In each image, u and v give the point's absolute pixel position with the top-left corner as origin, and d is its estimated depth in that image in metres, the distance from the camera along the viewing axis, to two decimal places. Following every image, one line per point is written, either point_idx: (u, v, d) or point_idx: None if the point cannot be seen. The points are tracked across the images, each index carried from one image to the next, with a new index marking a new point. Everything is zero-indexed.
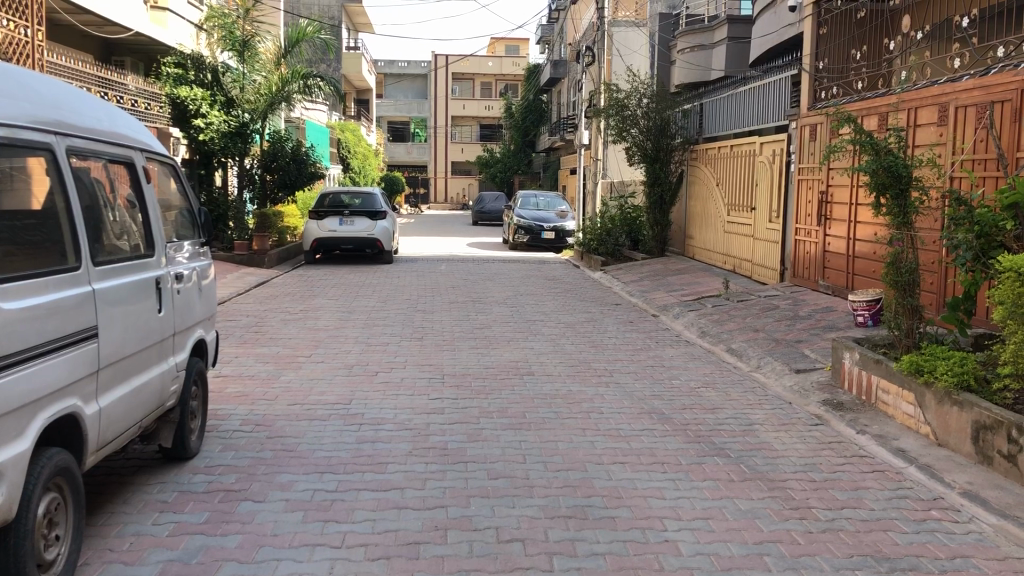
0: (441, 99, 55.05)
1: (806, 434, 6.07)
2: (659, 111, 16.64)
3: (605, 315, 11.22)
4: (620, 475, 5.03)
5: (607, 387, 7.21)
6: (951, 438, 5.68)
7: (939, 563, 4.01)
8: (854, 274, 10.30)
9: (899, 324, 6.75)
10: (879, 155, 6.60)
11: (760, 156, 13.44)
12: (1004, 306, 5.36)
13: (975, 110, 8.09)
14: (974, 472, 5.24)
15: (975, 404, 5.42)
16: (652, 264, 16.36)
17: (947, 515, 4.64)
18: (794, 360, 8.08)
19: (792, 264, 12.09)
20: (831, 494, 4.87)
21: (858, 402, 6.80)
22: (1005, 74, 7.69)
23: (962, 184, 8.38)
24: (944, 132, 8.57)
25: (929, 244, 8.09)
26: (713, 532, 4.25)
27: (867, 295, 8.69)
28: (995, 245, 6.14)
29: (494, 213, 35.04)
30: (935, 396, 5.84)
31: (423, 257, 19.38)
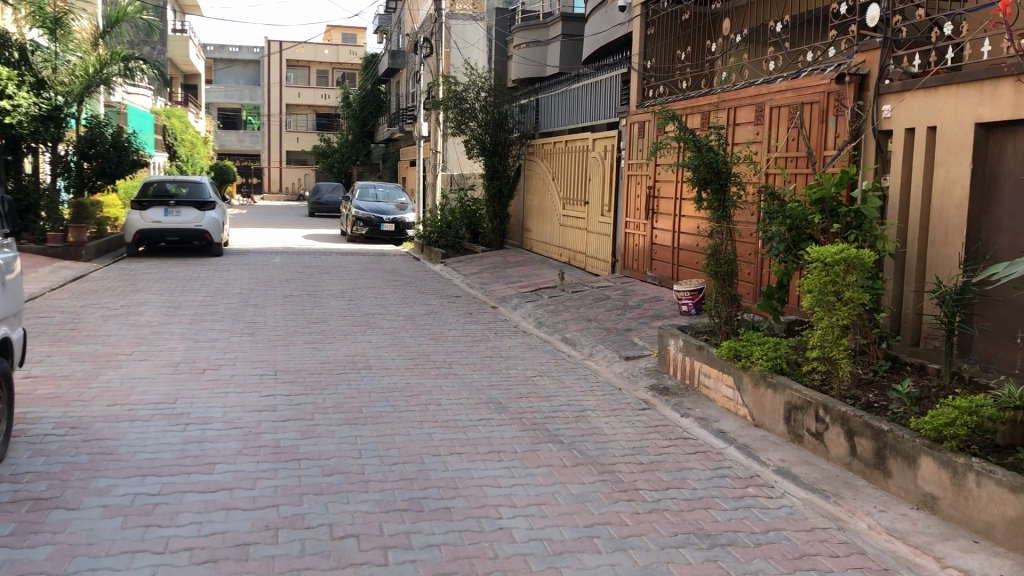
0: (275, 87, 53.46)
1: (634, 419, 6.30)
2: (496, 105, 16.83)
3: (443, 307, 11.23)
4: (455, 465, 5.05)
5: (444, 379, 7.22)
6: (766, 419, 6.04)
7: (754, 537, 4.26)
8: (679, 265, 10.77)
9: (719, 312, 7.11)
10: (701, 152, 6.93)
11: (592, 151, 13.84)
12: (812, 294, 5.75)
13: (788, 111, 8.62)
14: (787, 450, 5.60)
15: (787, 386, 5.79)
16: (491, 256, 16.54)
17: (763, 491, 4.93)
18: (624, 348, 8.38)
19: (622, 256, 12.53)
20: (657, 475, 5.08)
21: (682, 386, 7.14)
22: (813, 78, 8.20)
23: (776, 180, 8.92)
24: (760, 131, 9.08)
25: (747, 237, 8.57)
26: (546, 517, 4.34)
27: (690, 284, 9.10)
28: (805, 238, 6.57)
29: (331, 204, 34.44)
30: (751, 379, 6.18)
31: (256, 249, 18.79)
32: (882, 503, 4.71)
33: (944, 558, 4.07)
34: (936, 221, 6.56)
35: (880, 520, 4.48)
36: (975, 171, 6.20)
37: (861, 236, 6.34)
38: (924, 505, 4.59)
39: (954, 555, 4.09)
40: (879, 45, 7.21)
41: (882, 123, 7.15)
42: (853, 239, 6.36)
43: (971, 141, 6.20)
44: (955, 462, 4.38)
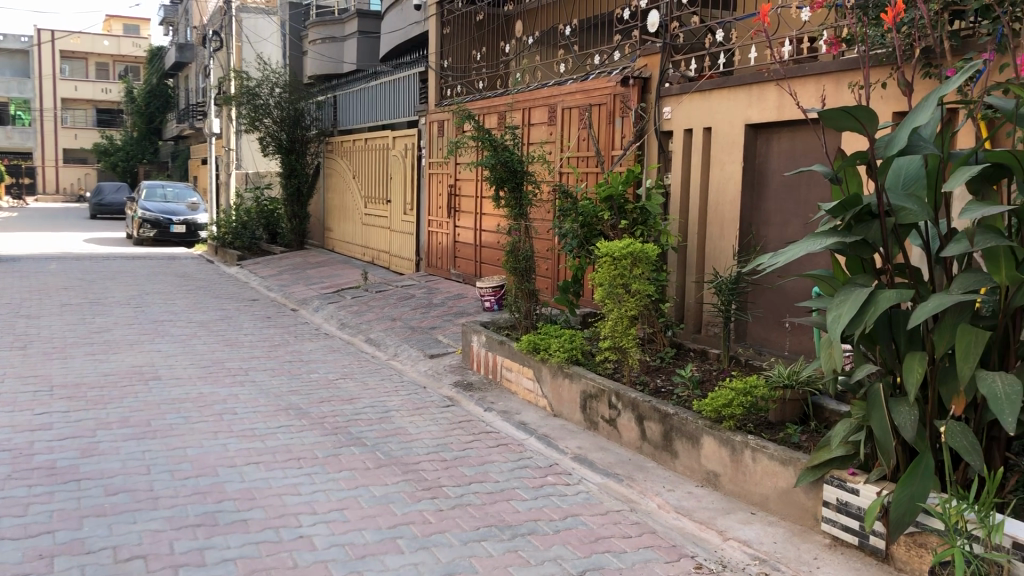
0: (48, 79, 49.51)
1: (438, 417, 6.33)
2: (291, 102, 16.42)
3: (241, 311, 10.82)
4: (253, 475, 4.88)
5: (241, 386, 6.95)
6: (564, 408, 6.24)
7: (553, 524, 4.39)
8: (481, 262, 10.92)
9: (518, 307, 7.28)
10: (497, 151, 7.06)
11: (392, 150, 13.78)
12: (603, 287, 6.00)
13: (577, 112, 8.93)
14: (584, 437, 5.83)
15: (582, 375, 6.02)
16: (291, 257, 16.13)
17: (561, 479, 5.09)
18: (428, 346, 8.41)
19: (426, 254, 12.57)
20: (460, 471, 5.13)
21: (485, 381, 7.25)
22: (600, 80, 8.55)
23: (569, 178, 9.22)
24: (553, 131, 9.38)
25: (544, 233, 8.82)
26: (347, 521, 4.28)
27: (492, 281, 9.25)
28: (596, 234, 6.86)
29: (115, 205, 32.32)
30: (550, 371, 6.37)
31: (29, 255, 17.33)
32: (670, 482, 4.99)
33: (725, 530, 4.36)
34: (713, 216, 7.02)
35: (669, 499, 4.75)
36: (746, 169, 6.68)
37: (647, 230, 6.71)
38: (707, 481, 4.92)
39: (734, 527, 4.39)
40: (658, 49, 7.61)
41: (664, 124, 7.58)
42: (639, 234, 6.73)
43: (741, 141, 6.68)
44: (733, 440, 4.72)
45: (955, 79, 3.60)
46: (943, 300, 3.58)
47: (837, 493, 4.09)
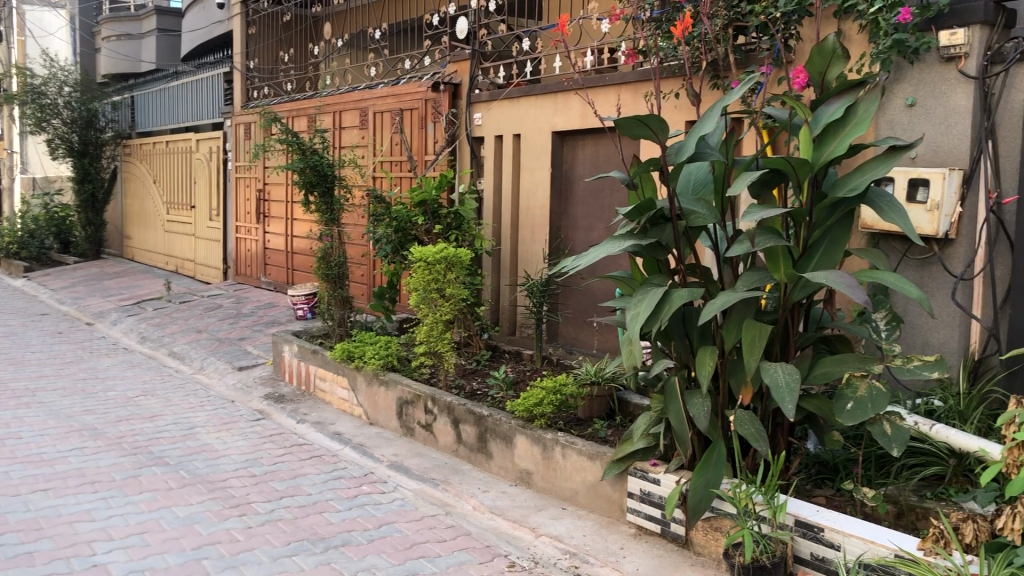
0: None
1: (246, 431, 6.10)
2: (83, 102, 15.32)
3: (27, 327, 10.00)
4: (40, 504, 4.52)
5: (26, 409, 6.42)
6: (379, 416, 6.18)
7: (367, 534, 4.33)
8: (293, 269, 10.65)
9: (331, 314, 7.14)
10: (305, 155, 6.89)
11: (196, 153, 13.19)
12: (417, 292, 5.99)
13: (388, 116, 8.87)
14: (400, 444, 5.79)
15: (397, 382, 5.99)
16: (85, 268, 15.10)
17: (375, 487, 5.03)
18: (237, 358, 8.10)
19: (234, 262, 12.12)
20: (270, 486, 4.96)
21: (298, 392, 7.06)
22: (411, 85, 8.53)
23: (381, 183, 9.15)
24: (365, 135, 9.28)
25: (356, 238, 8.71)
26: (146, 546, 4.04)
27: (304, 288, 9.03)
28: (409, 239, 6.86)
29: None
30: (364, 378, 6.29)
31: None
32: (486, 483, 5.06)
33: (537, 527, 4.46)
34: (524, 220, 7.17)
35: (483, 501, 4.80)
36: (554, 175, 6.88)
37: (461, 235, 6.83)
38: (520, 480, 5.03)
39: (546, 523, 4.50)
40: (467, 56, 7.68)
41: (474, 130, 7.69)
42: (453, 239, 6.79)
43: (549, 147, 6.87)
44: (544, 438, 4.85)
45: (738, 90, 3.86)
46: (729, 296, 3.82)
47: (640, 484, 4.29)
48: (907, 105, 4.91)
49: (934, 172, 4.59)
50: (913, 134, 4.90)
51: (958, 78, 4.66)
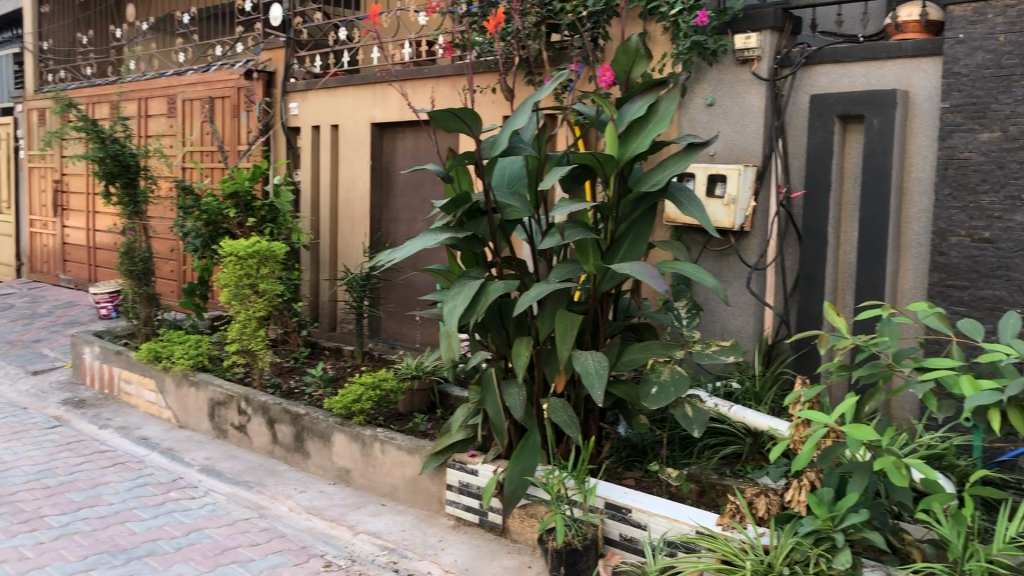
0: None
1: (41, 440, 5.67)
2: None
3: None
4: None
5: None
6: (190, 419, 5.92)
7: (174, 542, 4.13)
8: (95, 265, 10.01)
9: (136, 313, 6.76)
10: (104, 143, 6.48)
11: None
12: (229, 288, 5.76)
13: (199, 104, 8.48)
14: (212, 446, 5.57)
15: (209, 382, 5.75)
16: None
17: (184, 493, 4.81)
18: (31, 362, 7.52)
19: (29, 259, 11.25)
20: (66, 497, 4.64)
21: (100, 396, 6.64)
22: (223, 72, 8.18)
23: (191, 174, 8.74)
24: (173, 124, 8.84)
25: (164, 233, 8.29)
26: None
27: (107, 286, 8.51)
28: (221, 232, 6.60)
29: None
30: (173, 380, 5.99)
31: None
32: (303, 484, 4.95)
33: (355, 525, 4.39)
34: (343, 214, 7.05)
35: (300, 501, 4.69)
36: (372, 167, 6.81)
37: (277, 228, 6.65)
38: (339, 478, 4.95)
39: (364, 520, 4.45)
40: (282, 44, 7.44)
41: (290, 119, 7.49)
42: (268, 232, 6.60)
43: (368, 140, 6.79)
44: (362, 435, 4.78)
45: (548, 86, 3.93)
46: (542, 286, 3.87)
47: (459, 476, 4.32)
48: (707, 104, 5.19)
49: (730, 168, 4.91)
50: (711, 132, 5.19)
51: (752, 80, 4.98)
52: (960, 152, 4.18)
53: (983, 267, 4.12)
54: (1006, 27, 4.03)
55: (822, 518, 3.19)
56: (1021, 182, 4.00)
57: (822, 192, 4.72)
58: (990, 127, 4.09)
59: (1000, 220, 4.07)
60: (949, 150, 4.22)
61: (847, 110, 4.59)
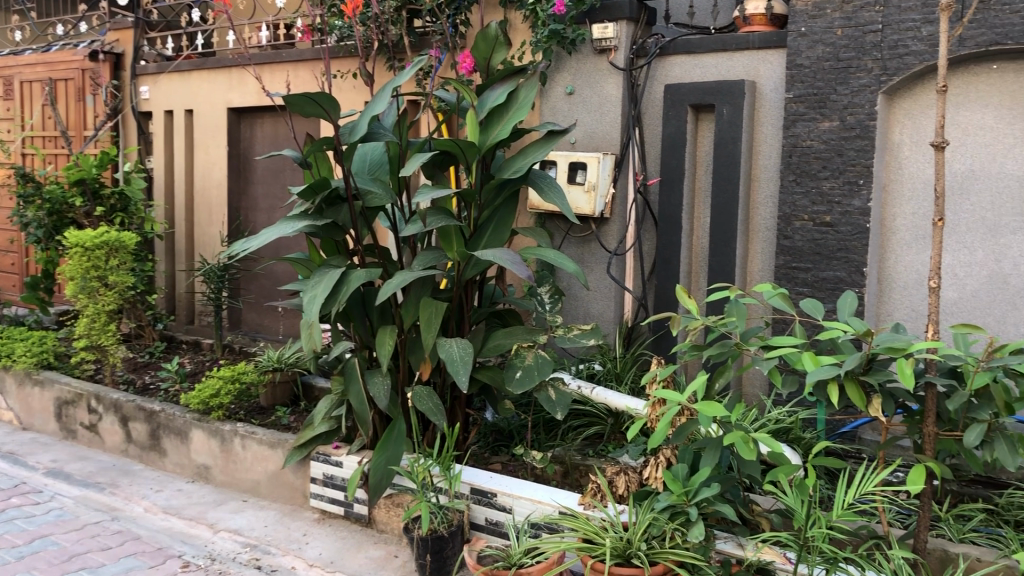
0: None
1: None
2: None
3: None
4: None
5: None
6: (35, 420, 5.60)
7: (16, 551, 3.89)
8: None
9: None
10: None
11: None
12: (75, 281, 5.46)
13: (39, 87, 7.86)
14: (60, 448, 5.28)
15: (54, 380, 5.44)
16: None
17: (28, 498, 4.54)
18: None
19: None
20: None
21: None
22: (64, 52, 7.56)
23: (32, 161, 8.21)
24: (10, 107, 8.25)
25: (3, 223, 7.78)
26: None
27: None
28: (66, 222, 6.25)
29: None
30: (15, 379, 5.65)
31: None
32: (159, 483, 4.76)
33: (216, 523, 4.26)
34: (200, 202, 6.81)
35: (156, 501, 4.51)
36: (230, 154, 6.60)
37: (127, 218, 6.38)
38: (198, 475, 4.79)
39: (225, 518, 4.31)
40: (130, 24, 7.05)
41: (140, 103, 7.16)
42: (118, 222, 6.31)
43: (225, 125, 6.57)
44: (221, 431, 4.64)
45: (409, 71, 3.86)
46: (406, 273, 3.81)
47: (323, 468, 4.27)
48: (566, 93, 5.27)
49: (590, 156, 5.01)
50: (571, 121, 5.28)
51: (610, 69, 5.08)
52: (803, 140, 4.39)
53: (825, 249, 4.36)
54: (843, 21, 4.26)
55: (676, 493, 3.26)
56: (858, 169, 4.25)
57: (676, 179, 4.88)
58: (830, 116, 4.31)
59: (840, 206, 4.31)
60: (793, 138, 4.42)
61: (699, 100, 4.74)
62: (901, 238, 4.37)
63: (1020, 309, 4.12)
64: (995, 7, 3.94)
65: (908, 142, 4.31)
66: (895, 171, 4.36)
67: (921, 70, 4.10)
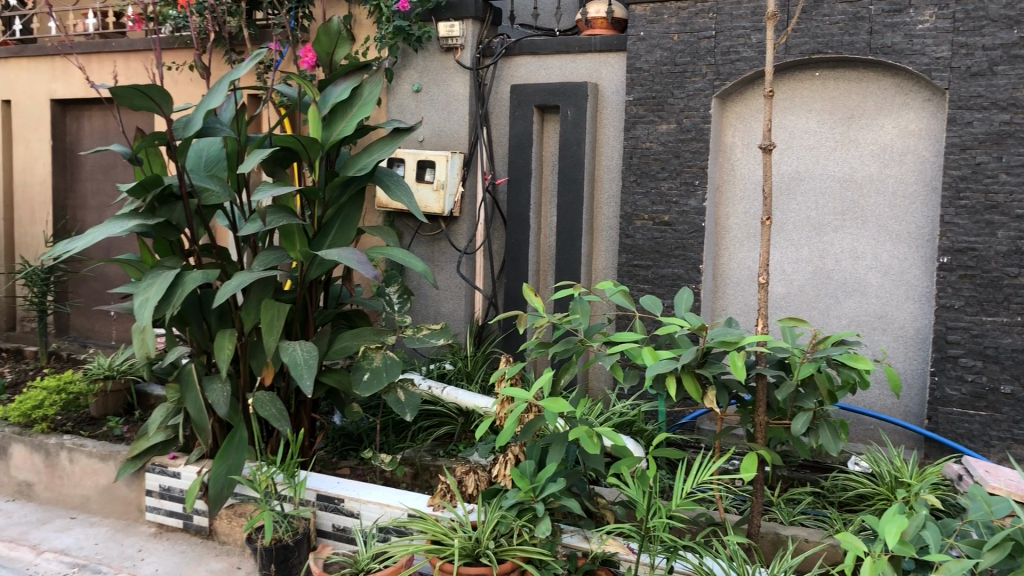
0: None
1: None
2: None
3: None
4: None
5: None
6: None
7: None
8: None
9: None
10: None
11: None
12: None
13: None
14: None
15: None
16: None
17: None
18: None
19: None
20: None
21: None
22: None
23: None
24: None
25: None
26: None
27: None
28: None
29: None
30: None
31: None
32: None
33: (38, 543, 3.98)
34: (21, 200, 6.37)
35: None
36: (54, 148, 6.21)
37: None
38: (20, 494, 4.48)
39: (48, 538, 4.03)
40: None
41: None
42: None
43: (48, 118, 6.18)
44: (46, 445, 4.35)
45: (246, 65, 3.68)
46: (245, 275, 3.66)
47: (159, 480, 4.05)
48: (414, 91, 5.22)
49: (438, 155, 4.98)
50: (418, 119, 5.23)
51: (456, 68, 5.07)
52: (642, 142, 4.52)
53: (663, 248, 4.50)
54: (679, 27, 4.41)
55: (524, 490, 3.27)
56: (693, 170, 4.42)
57: (523, 178, 4.92)
58: (667, 119, 4.46)
59: (677, 205, 4.46)
60: (633, 140, 4.54)
61: (544, 100, 4.81)
62: (735, 236, 4.57)
63: (841, 302, 4.39)
64: (816, 18, 4.18)
65: (740, 145, 4.51)
66: (729, 172, 4.56)
67: (751, 75, 4.30)
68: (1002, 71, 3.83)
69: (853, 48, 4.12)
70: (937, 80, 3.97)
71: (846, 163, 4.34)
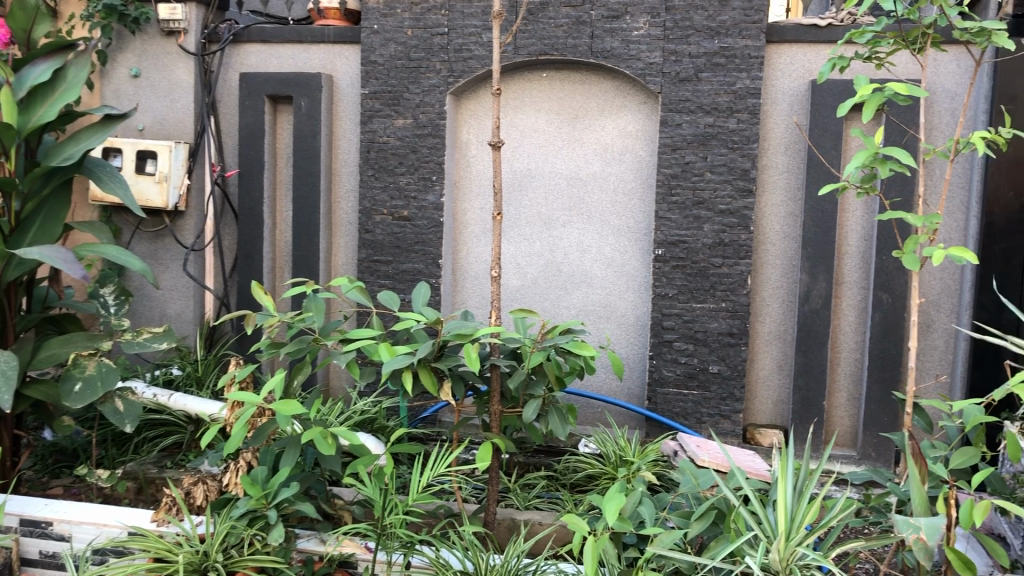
0: None
1: None
2: None
3: None
4: None
5: None
6: None
7: None
8: None
9: None
10: None
11: None
12: None
13: None
14: None
15: None
16: None
17: None
18: None
19: None
20: None
21: None
22: None
23: None
24: None
25: None
26: None
27: None
28: None
29: None
30: None
31: None
32: None
33: None
34: None
35: None
36: None
37: None
38: None
39: None
40: None
41: None
42: None
43: None
44: None
45: None
46: None
47: None
48: (131, 75, 4.85)
49: (160, 145, 4.68)
50: (136, 106, 4.87)
51: (178, 53, 4.77)
52: (379, 137, 4.48)
53: (403, 243, 4.49)
54: (412, 22, 4.40)
55: (256, 497, 3.11)
56: (430, 166, 4.44)
57: (256, 171, 4.71)
58: (403, 114, 4.45)
59: (415, 201, 4.47)
60: (369, 135, 4.49)
61: (275, 90, 4.63)
62: (471, 231, 4.65)
63: (570, 293, 4.60)
64: (542, 20, 4.33)
65: (474, 142, 4.59)
66: (465, 168, 4.62)
67: (483, 74, 4.39)
68: (706, 78, 4.16)
69: (576, 51, 4.31)
70: (650, 84, 4.25)
71: (572, 161, 4.54)
